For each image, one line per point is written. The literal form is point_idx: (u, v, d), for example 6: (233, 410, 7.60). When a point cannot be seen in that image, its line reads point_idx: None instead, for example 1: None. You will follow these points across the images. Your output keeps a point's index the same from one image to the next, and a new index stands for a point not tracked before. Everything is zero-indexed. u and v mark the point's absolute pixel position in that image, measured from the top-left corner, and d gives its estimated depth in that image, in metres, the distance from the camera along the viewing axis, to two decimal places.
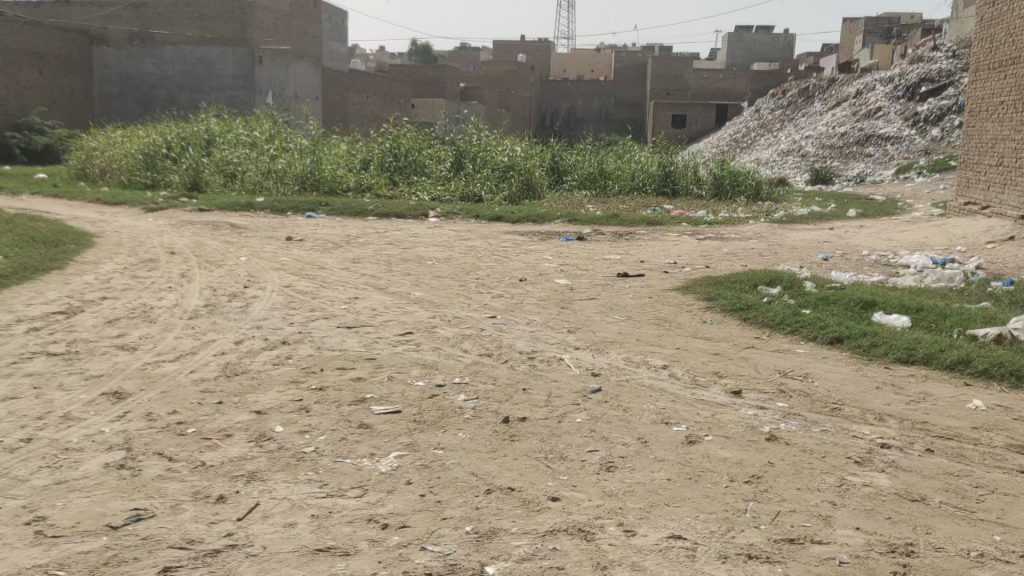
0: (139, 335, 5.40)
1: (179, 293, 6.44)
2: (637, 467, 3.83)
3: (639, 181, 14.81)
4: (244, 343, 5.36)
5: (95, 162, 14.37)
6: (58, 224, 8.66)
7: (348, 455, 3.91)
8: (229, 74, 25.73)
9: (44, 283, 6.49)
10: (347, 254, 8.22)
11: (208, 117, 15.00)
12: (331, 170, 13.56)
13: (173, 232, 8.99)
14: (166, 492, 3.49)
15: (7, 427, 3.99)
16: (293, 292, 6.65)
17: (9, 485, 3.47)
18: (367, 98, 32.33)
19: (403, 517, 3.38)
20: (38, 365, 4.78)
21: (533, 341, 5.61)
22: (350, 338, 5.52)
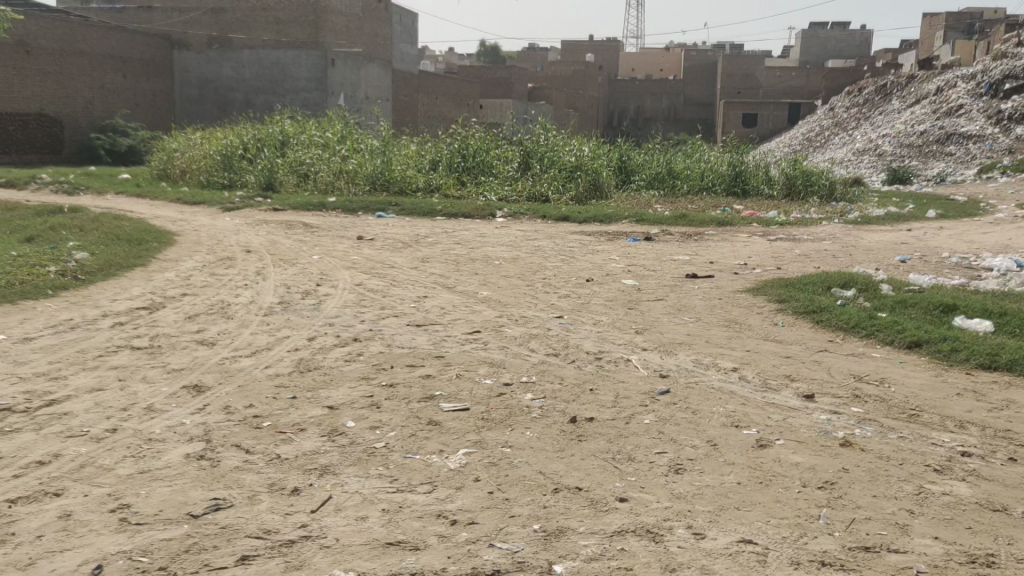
0: (218, 331, 5.57)
1: (255, 290, 6.62)
2: (706, 469, 3.80)
3: (709, 181, 14.62)
4: (317, 340, 5.48)
5: (176, 163, 14.86)
6: (141, 223, 8.98)
7: (418, 452, 3.97)
8: (303, 77, 26.28)
9: (128, 280, 6.74)
10: (417, 253, 8.33)
11: (282, 119, 15.36)
12: (401, 170, 13.74)
13: (248, 231, 9.24)
14: (243, 483, 3.60)
15: (94, 417, 4.15)
16: (364, 290, 6.77)
17: (95, 472, 3.62)
18: (435, 99, 32.67)
19: (472, 514, 3.42)
20: (123, 358, 4.97)
21: (600, 341, 5.60)
22: (419, 336, 5.60)
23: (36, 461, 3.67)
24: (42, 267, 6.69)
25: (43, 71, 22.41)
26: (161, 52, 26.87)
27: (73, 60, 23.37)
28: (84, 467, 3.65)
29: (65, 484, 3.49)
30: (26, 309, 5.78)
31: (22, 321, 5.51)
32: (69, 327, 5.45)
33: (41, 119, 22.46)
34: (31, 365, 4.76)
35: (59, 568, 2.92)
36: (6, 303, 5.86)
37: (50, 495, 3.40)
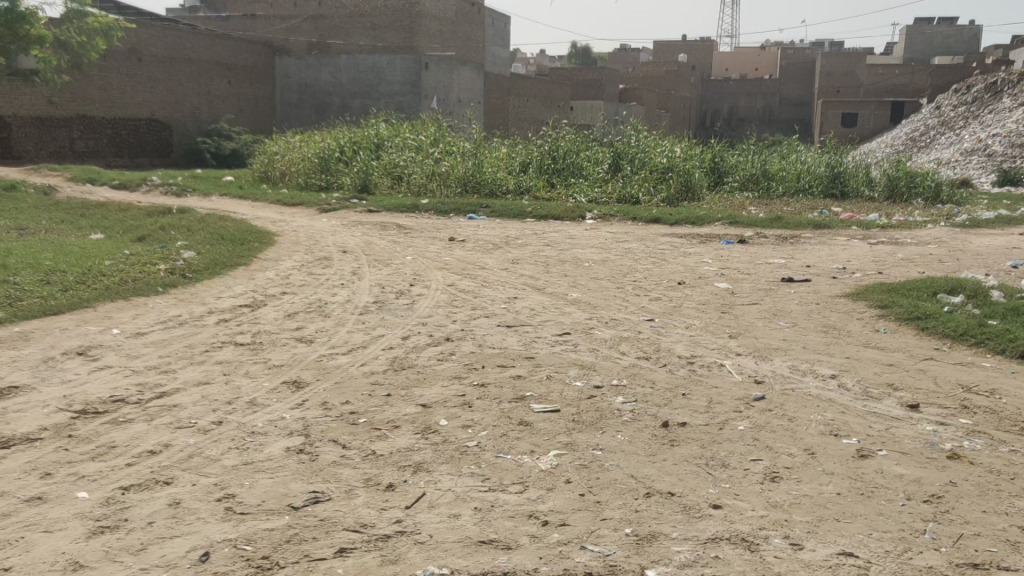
0: (316, 328, 5.74)
1: (350, 289, 6.79)
2: (803, 479, 3.71)
3: (806, 182, 14.25)
4: (411, 339, 5.57)
5: (277, 166, 15.37)
6: (243, 224, 9.31)
7: (510, 451, 4.00)
8: (398, 80, 26.64)
9: (232, 278, 6.99)
10: (507, 254, 8.39)
11: (377, 122, 15.68)
12: (492, 172, 13.85)
13: (344, 232, 9.49)
14: (340, 477, 3.70)
15: (201, 409, 4.34)
16: (455, 290, 6.86)
17: (203, 462, 3.78)
18: (525, 101, 32.81)
19: (564, 515, 3.43)
20: (227, 353, 5.18)
21: (692, 345, 5.53)
22: (510, 336, 5.64)
23: (148, 451, 3.85)
24: (152, 266, 7.02)
25: (154, 78, 23.45)
26: (262, 58, 27.78)
27: (181, 67, 24.34)
28: (193, 457, 3.82)
29: (175, 473, 3.65)
30: (139, 305, 6.07)
31: (134, 317, 5.78)
32: (177, 323, 5.71)
33: (152, 124, 23.46)
34: (143, 359, 5.00)
35: (170, 553, 3.05)
36: (120, 299, 6.16)
37: (161, 483, 3.56)
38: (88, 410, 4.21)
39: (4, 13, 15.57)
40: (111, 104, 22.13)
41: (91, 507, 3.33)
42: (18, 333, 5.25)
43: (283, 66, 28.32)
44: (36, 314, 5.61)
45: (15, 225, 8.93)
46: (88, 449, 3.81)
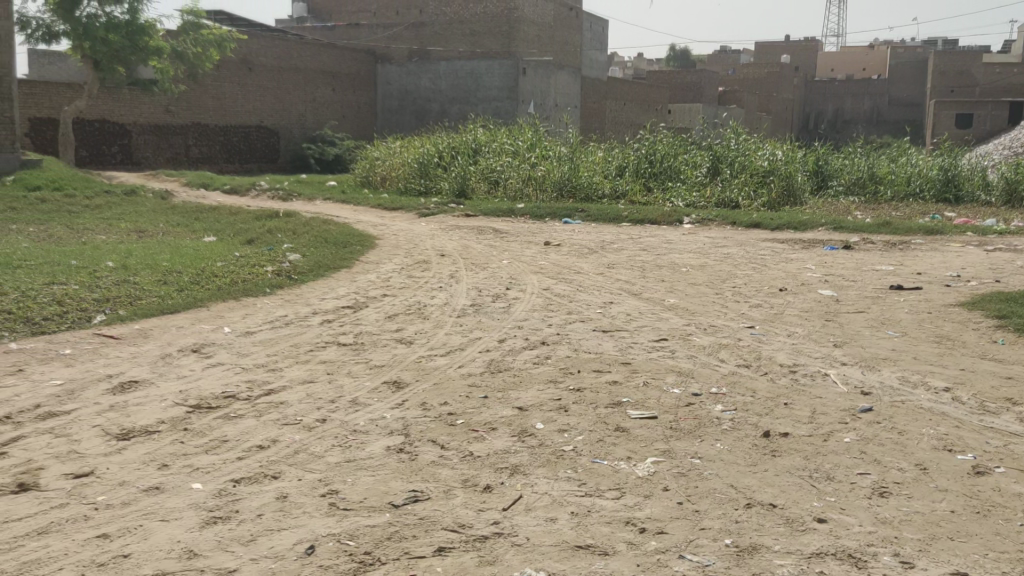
0: (415, 330, 5.85)
1: (448, 292, 6.90)
2: (914, 495, 3.57)
3: (916, 186, 13.68)
4: (507, 342, 5.63)
5: (378, 171, 15.76)
6: (346, 228, 9.57)
7: (606, 456, 3.99)
8: (496, 86, 26.87)
9: (336, 280, 7.20)
10: (603, 259, 8.36)
11: (475, 127, 15.85)
12: (588, 176, 13.83)
13: (443, 236, 9.65)
14: (439, 477, 3.76)
15: (306, 407, 4.48)
16: (551, 295, 6.87)
17: (308, 458, 3.90)
18: (621, 105, 32.62)
19: (662, 523, 3.39)
20: (331, 353, 5.33)
21: (795, 354, 5.39)
22: (606, 341, 5.62)
23: (257, 445, 4.00)
24: (261, 267, 7.31)
25: (262, 86, 24.35)
26: (364, 66, 28.49)
27: (287, 75, 25.20)
28: (299, 453, 3.95)
29: (282, 468, 3.79)
30: (249, 305, 6.32)
31: (244, 316, 6.02)
32: (284, 323, 5.91)
33: (260, 131, 24.35)
34: (253, 356, 5.20)
35: (278, 545, 3.16)
36: (231, 299, 6.42)
37: (269, 476, 3.70)
38: (201, 405, 4.41)
39: (126, 26, 16.47)
40: (223, 112, 23.06)
41: (205, 498, 3.48)
42: (137, 330, 5.54)
43: (384, 73, 28.99)
44: (154, 312, 5.90)
45: (135, 228, 9.43)
46: (202, 443, 3.98)
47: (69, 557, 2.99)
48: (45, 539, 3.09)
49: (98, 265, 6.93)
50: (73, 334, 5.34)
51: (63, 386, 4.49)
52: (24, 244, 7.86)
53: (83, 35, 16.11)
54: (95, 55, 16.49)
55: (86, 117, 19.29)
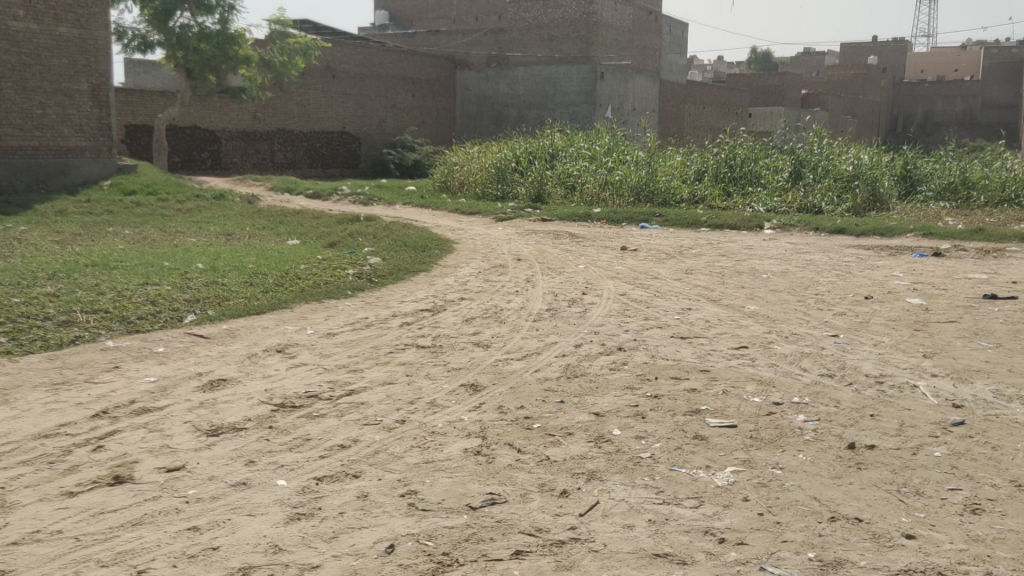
0: (492, 334, 5.89)
1: (525, 296, 6.92)
2: (1008, 512, 3.43)
3: (1012, 191, 13.13)
4: (583, 347, 5.62)
5: (456, 175, 15.91)
6: (424, 231, 9.70)
7: (684, 464, 3.94)
8: (574, 91, 26.64)
9: (414, 283, 7.32)
10: (681, 264, 8.27)
11: (552, 131, 15.85)
12: (666, 181, 13.72)
13: (519, 240, 9.69)
14: (516, 481, 3.78)
15: (386, 408, 4.56)
16: (628, 300, 6.83)
17: (387, 458, 3.97)
18: (700, 109, 32.24)
19: (741, 534, 3.34)
20: (410, 356, 5.41)
21: (881, 364, 5.23)
22: (684, 348, 5.55)
23: (338, 445, 4.08)
24: (342, 271, 7.48)
25: (345, 93, 24.88)
26: (443, 72, 28.85)
27: (368, 82, 25.69)
28: (379, 453, 4.02)
29: (363, 467, 3.86)
30: (330, 307, 6.46)
31: (326, 318, 6.17)
32: (365, 325, 6.03)
33: (342, 136, 24.87)
34: (334, 357, 5.32)
35: (359, 543, 3.22)
36: (314, 301, 6.58)
37: (350, 476, 3.77)
38: (285, 404, 4.52)
39: (217, 36, 17.05)
40: (307, 118, 23.64)
41: (290, 494, 3.57)
42: (225, 330, 5.72)
43: (463, 79, 29.30)
44: (242, 313, 6.10)
45: (224, 231, 9.75)
46: (286, 441, 4.09)
47: (162, 548, 3.08)
48: (139, 530, 3.19)
49: (189, 267, 7.19)
50: (166, 333, 5.55)
51: (157, 383, 4.67)
52: (119, 246, 8.20)
53: (176, 45, 16.73)
54: (187, 63, 17.12)
55: (180, 123, 19.97)
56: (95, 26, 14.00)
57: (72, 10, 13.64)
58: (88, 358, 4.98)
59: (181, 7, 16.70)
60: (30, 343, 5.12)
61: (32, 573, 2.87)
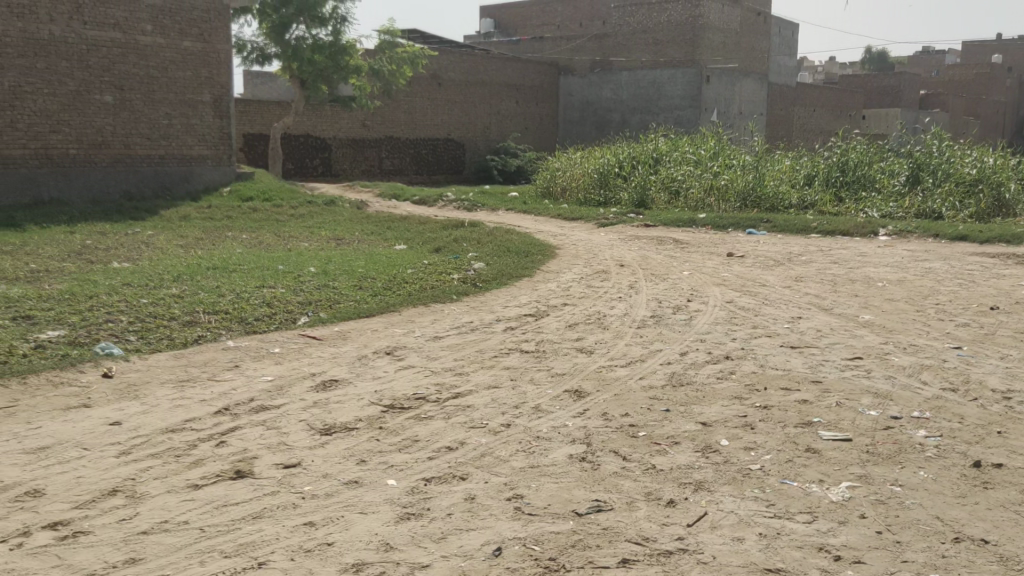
0: (595, 340, 5.88)
1: (629, 302, 6.88)
2: None
3: None
4: (689, 355, 5.54)
5: (558, 181, 15.92)
6: (527, 237, 9.75)
7: (796, 478, 3.83)
8: (678, 95, 26.32)
9: (518, 288, 7.37)
10: (790, 271, 8.05)
11: (657, 136, 15.68)
12: (774, 185, 13.39)
13: (623, 246, 9.60)
14: (622, 488, 3.76)
15: (491, 411, 4.61)
16: (735, 308, 6.69)
17: (494, 462, 4.00)
18: (810, 112, 31.39)
19: (858, 552, 3.22)
20: (514, 360, 5.45)
21: (1009, 378, 4.95)
22: (795, 358, 5.41)
23: (446, 446, 4.16)
24: (448, 275, 7.62)
25: (450, 100, 25.29)
26: (545, 78, 28.99)
27: (473, 89, 26.02)
28: (484, 456, 4.07)
29: (469, 470, 3.91)
30: (437, 311, 6.57)
31: (432, 322, 6.27)
32: (470, 329, 6.12)
33: (447, 143, 25.27)
34: (440, 360, 5.42)
35: (467, 545, 3.26)
36: (421, 305, 6.71)
37: (457, 477, 3.83)
38: (394, 405, 4.63)
39: (330, 47, 17.63)
40: (412, 125, 24.13)
41: (399, 494, 3.65)
42: (337, 332, 5.91)
43: (566, 85, 29.48)
44: (353, 316, 6.28)
45: (335, 236, 10.06)
46: (395, 441, 4.18)
47: (280, 541, 3.20)
48: (259, 523, 3.32)
49: (302, 270, 7.46)
50: (282, 334, 5.77)
51: (273, 382, 4.86)
52: (238, 250, 8.56)
53: (292, 56, 17.36)
54: (302, 74, 17.75)
55: (294, 132, 20.67)
56: (217, 40, 14.75)
57: (196, 25, 14.41)
58: (210, 358, 5.22)
59: (297, 20, 17.32)
60: (157, 341, 5.40)
61: (161, 560, 3.01)
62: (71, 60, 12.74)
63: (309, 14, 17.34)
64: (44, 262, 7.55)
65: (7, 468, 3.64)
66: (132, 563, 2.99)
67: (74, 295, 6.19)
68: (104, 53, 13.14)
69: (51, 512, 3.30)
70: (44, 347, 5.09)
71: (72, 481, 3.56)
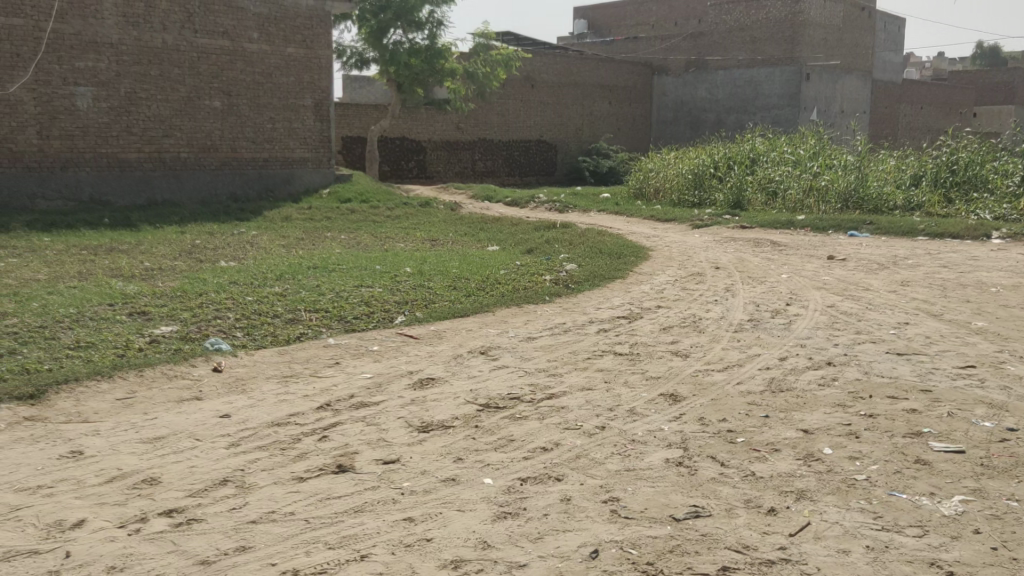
0: (691, 343, 5.79)
1: (725, 306, 6.75)
2: None
3: None
4: (788, 360, 5.40)
5: (652, 182, 15.78)
6: (621, 239, 9.66)
7: (904, 490, 3.69)
8: (776, 93, 25.80)
9: (611, 290, 7.32)
10: (896, 275, 7.75)
11: (754, 136, 15.36)
12: (877, 186, 12.95)
13: (718, 248, 9.44)
14: (720, 495, 3.68)
15: (586, 413, 4.59)
16: (837, 313, 6.48)
17: (588, 464, 3.99)
18: (916, 110, 30.27)
19: (972, 569, 3.07)
20: (608, 362, 5.43)
21: None
22: (902, 365, 5.21)
23: (541, 447, 4.16)
24: (541, 276, 7.65)
25: (542, 101, 25.33)
26: (637, 78, 28.75)
27: (565, 90, 25.99)
28: (580, 458, 4.06)
29: (565, 470, 3.91)
30: (529, 312, 6.58)
31: (526, 322, 6.29)
32: (563, 330, 6.12)
33: (539, 145, 25.32)
34: (534, 361, 5.43)
35: (564, 545, 3.26)
36: (515, 305, 6.73)
37: (553, 478, 3.83)
38: (489, 404, 4.67)
39: (426, 51, 17.91)
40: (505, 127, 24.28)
41: (496, 493, 3.67)
42: (433, 331, 5.99)
43: (660, 84, 29.16)
44: (448, 315, 6.35)
45: (429, 237, 10.20)
46: (491, 440, 4.21)
47: (382, 535, 3.26)
48: (360, 517, 3.39)
49: (399, 270, 7.59)
50: (379, 332, 5.87)
51: (372, 379, 4.96)
52: (337, 250, 8.78)
53: (390, 61, 17.73)
54: (398, 78, 18.09)
55: (390, 135, 21.09)
56: (318, 46, 15.18)
57: (300, 32, 14.87)
58: (312, 354, 5.37)
59: (395, 25, 17.66)
60: (262, 338, 5.59)
61: (269, 549, 3.11)
62: (183, 68, 13.30)
63: (406, 18, 17.66)
64: (158, 261, 7.90)
65: (126, 456, 3.83)
66: (242, 550, 3.10)
67: (185, 292, 6.45)
68: (213, 60, 13.66)
69: (166, 499, 3.45)
70: (158, 342, 5.32)
71: (186, 470, 3.71)
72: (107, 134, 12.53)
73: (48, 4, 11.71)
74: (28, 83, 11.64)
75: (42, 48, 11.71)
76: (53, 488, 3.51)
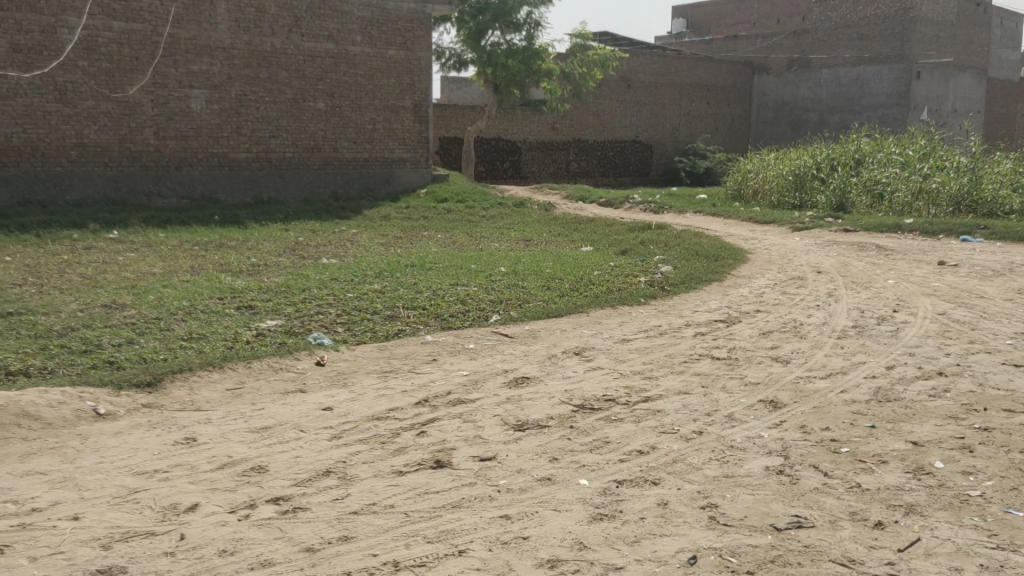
0: (791, 349, 5.63)
1: (828, 311, 6.55)
2: None
3: None
4: (896, 369, 5.19)
5: (750, 183, 15.44)
6: (718, 241, 9.47)
7: (1022, 508, 3.50)
8: (884, 92, 24.90)
9: (708, 293, 7.20)
10: (1012, 283, 7.36)
11: (859, 136, 14.84)
12: (992, 189, 12.35)
13: (820, 252, 9.15)
14: (824, 506, 3.57)
15: (682, 417, 4.52)
16: (949, 321, 6.20)
17: (686, 469, 3.93)
18: None
19: None
20: (705, 366, 5.33)
21: None
22: (1020, 378, 4.94)
23: (637, 450, 4.12)
24: (635, 277, 7.59)
25: (638, 101, 25.10)
26: (735, 77, 28.19)
27: (662, 90, 25.68)
28: (677, 462, 4.00)
29: (662, 475, 3.86)
30: (624, 313, 6.54)
31: (620, 324, 6.24)
32: (659, 333, 6.04)
33: (634, 145, 25.10)
34: (629, 363, 5.39)
35: (661, 550, 3.22)
36: (609, 306, 6.70)
37: (649, 482, 3.79)
38: (585, 405, 4.65)
39: (522, 52, 17.98)
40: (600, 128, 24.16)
41: (592, 494, 3.65)
42: (528, 330, 6.01)
43: (760, 83, 28.52)
44: (542, 315, 6.36)
45: (523, 237, 10.23)
46: (587, 442, 4.19)
47: (479, 532, 3.29)
48: (458, 512, 3.43)
49: (494, 270, 7.64)
50: (476, 331, 5.92)
51: (469, 377, 5.01)
52: (435, 249, 8.93)
53: (487, 62, 17.89)
54: (495, 79, 18.23)
55: (485, 135, 21.28)
56: (419, 48, 15.42)
57: (401, 35, 15.14)
58: (410, 350, 5.46)
59: (493, 26, 17.80)
60: (362, 333, 5.71)
61: (371, 540, 3.18)
62: (289, 71, 13.73)
63: (504, 20, 17.78)
64: (264, 257, 8.18)
65: (235, 445, 3.98)
66: (345, 540, 3.17)
67: (288, 288, 6.66)
68: (317, 63, 14.05)
69: (273, 487, 3.57)
70: (264, 335, 5.51)
71: (291, 460, 3.83)
72: (217, 134, 13.05)
73: (165, 10, 12.28)
74: (146, 86, 12.22)
75: (159, 52, 12.27)
76: (168, 473, 3.67)
